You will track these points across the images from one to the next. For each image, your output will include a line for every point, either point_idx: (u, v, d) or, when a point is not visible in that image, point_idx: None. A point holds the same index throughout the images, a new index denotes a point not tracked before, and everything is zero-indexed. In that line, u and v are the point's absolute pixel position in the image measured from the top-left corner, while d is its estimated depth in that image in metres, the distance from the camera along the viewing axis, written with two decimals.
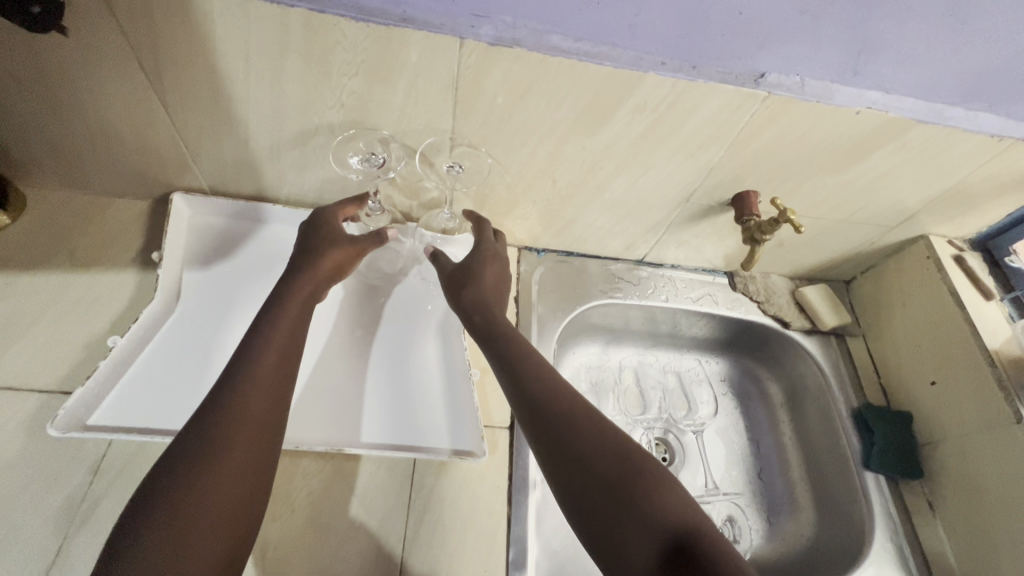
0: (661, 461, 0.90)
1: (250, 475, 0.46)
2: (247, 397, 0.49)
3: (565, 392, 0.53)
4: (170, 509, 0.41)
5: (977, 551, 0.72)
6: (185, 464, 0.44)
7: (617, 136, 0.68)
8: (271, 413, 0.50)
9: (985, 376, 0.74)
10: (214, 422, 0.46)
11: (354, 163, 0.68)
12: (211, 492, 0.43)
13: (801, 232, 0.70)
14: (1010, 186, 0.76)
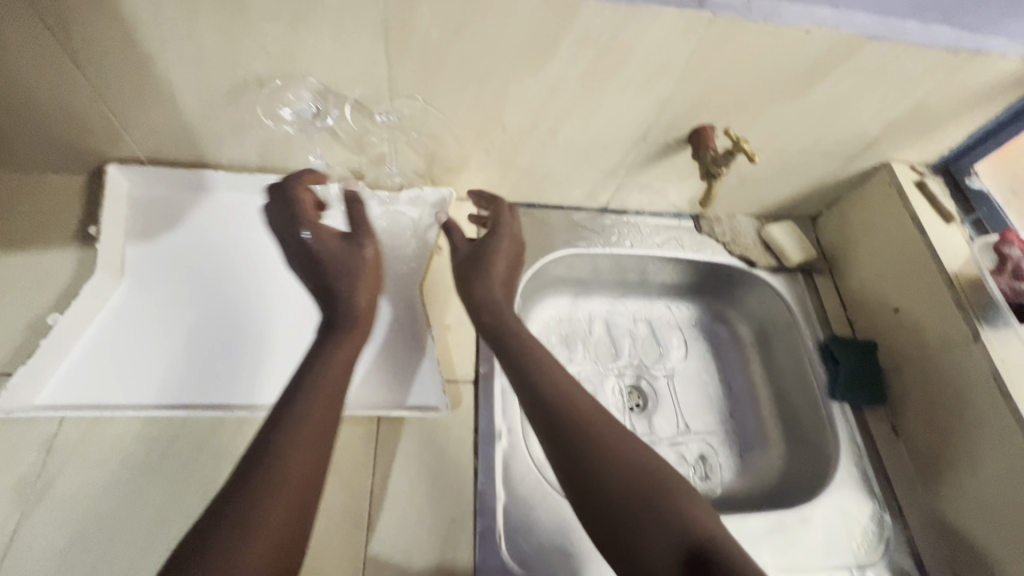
0: (633, 407, 0.91)
1: (288, 543, 0.45)
2: (293, 460, 0.48)
3: (580, 405, 0.55)
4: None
5: (937, 470, 0.74)
6: (228, 527, 0.43)
7: (563, 73, 0.65)
8: (317, 474, 0.49)
9: (945, 298, 0.74)
10: (261, 480, 0.46)
11: (286, 116, 0.69)
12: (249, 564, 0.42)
13: (755, 161, 0.67)
14: (968, 105, 0.74)
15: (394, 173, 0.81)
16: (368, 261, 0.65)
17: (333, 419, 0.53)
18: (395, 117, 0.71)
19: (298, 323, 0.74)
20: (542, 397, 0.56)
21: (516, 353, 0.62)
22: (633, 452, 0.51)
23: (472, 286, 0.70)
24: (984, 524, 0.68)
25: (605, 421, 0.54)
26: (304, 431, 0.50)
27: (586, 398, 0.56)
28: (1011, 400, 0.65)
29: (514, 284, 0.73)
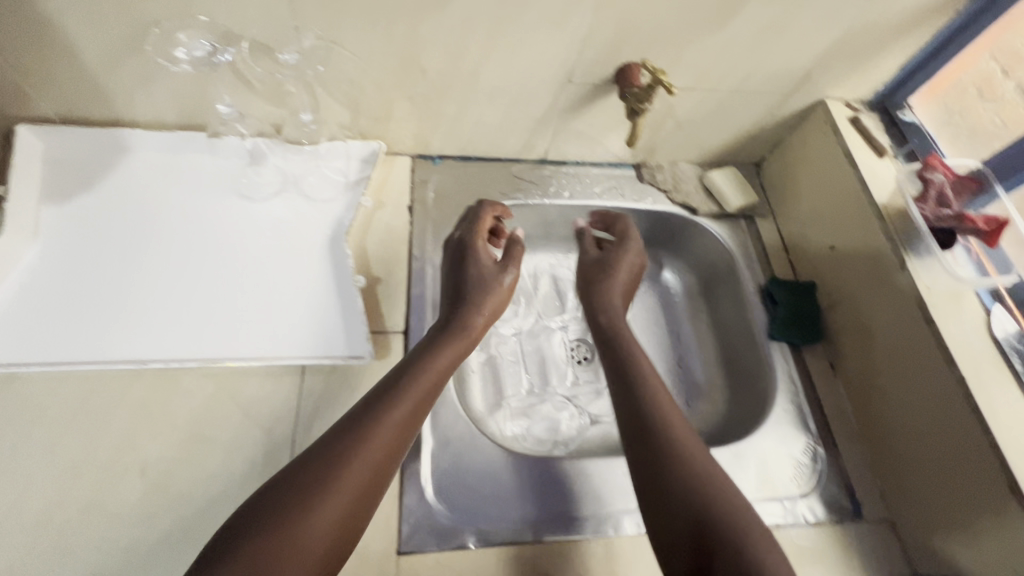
0: (580, 360, 0.91)
1: (352, 518, 0.50)
2: (377, 436, 0.54)
3: (664, 408, 0.62)
4: (270, 533, 0.46)
5: (868, 401, 0.74)
6: (305, 481, 0.49)
7: (473, 6, 0.63)
8: (391, 453, 0.54)
9: (875, 231, 0.73)
10: (345, 445, 0.52)
11: (182, 55, 0.65)
12: (313, 527, 0.47)
13: (672, 94, 0.66)
14: (895, 32, 0.73)
15: (310, 121, 0.77)
16: (504, 288, 0.73)
17: (423, 410, 0.58)
18: (297, 55, 0.67)
19: (219, 277, 0.72)
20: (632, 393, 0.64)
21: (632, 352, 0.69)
22: (700, 458, 0.57)
23: (597, 289, 0.78)
24: (910, 453, 0.68)
25: (680, 426, 0.60)
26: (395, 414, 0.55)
27: (671, 403, 0.63)
28: (934, 327, 0.65)
29: (632, 295, 0.80)
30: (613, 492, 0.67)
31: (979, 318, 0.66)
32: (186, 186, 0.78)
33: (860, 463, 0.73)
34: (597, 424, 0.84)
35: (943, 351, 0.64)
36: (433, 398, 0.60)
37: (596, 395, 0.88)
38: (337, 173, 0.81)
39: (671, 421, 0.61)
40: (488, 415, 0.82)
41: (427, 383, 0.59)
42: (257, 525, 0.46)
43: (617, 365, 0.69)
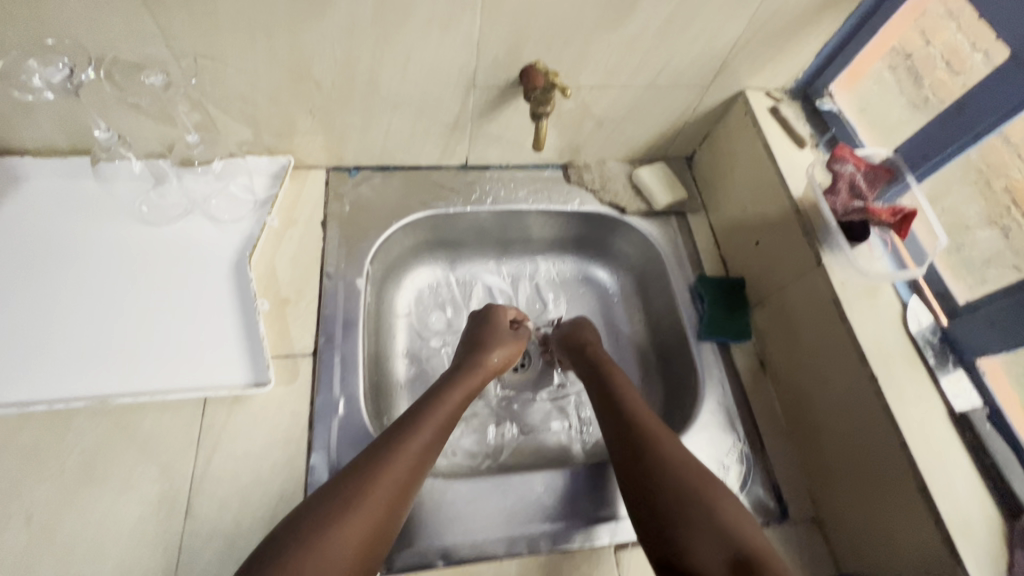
0: (515, 367, 0.89)
1: (375, 543, 0.52)
2: (401, 458, 0.56)
3: (646, 422, 0.65)
4: (298, 555, 0.47)
5: (794, 399, 0.73)
6: (334, 504, 0.51)
7: (353, 15, 0.60)
8: (413, 475, 0.56)
9: (792, 224, 0.72)
10: (367, 469, 0.54)
11: (38, 84, 0.58)
12: (336, 549, 0.49)
13: (568, 96, 0.65)
14: (805, 19, 0.71)
15: (197, 141, 0.74)
16: (517, 335, 0.79)
17: (441, 436, 0.61)
18: (164, 76, 0.63)
19: (115, 308, 0.68)
20: (618, 412, 0.68)
21: (607, 378, 0.73)
22: (682, 467, 0.60)
23: (573, 335, 0.81)
24: (832, 452, 0.66)
25: (666, 439, 0.63)
26: (415, 440, 0.58)
27: (652, 416, 0.66)
28: (847, 323, 0.64)
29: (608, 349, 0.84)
30: (527, 507, 0.66)
31: (895, 312, 0.65)
32: (80, 212, 0.73)
33: (788, 462, 0.72)
34: (529, 433, 0.83)
35: (856, 348, 0.63)
36: (449, 427, 0.63)
37: (529, 403, 0.86)
38: (245, 192, 0.78)
39: (654, 430, 0.64)
40: None
41: (443, 413, 0.63)
42: (287, 546, 0.48)
43: (600, 387, 0.73)
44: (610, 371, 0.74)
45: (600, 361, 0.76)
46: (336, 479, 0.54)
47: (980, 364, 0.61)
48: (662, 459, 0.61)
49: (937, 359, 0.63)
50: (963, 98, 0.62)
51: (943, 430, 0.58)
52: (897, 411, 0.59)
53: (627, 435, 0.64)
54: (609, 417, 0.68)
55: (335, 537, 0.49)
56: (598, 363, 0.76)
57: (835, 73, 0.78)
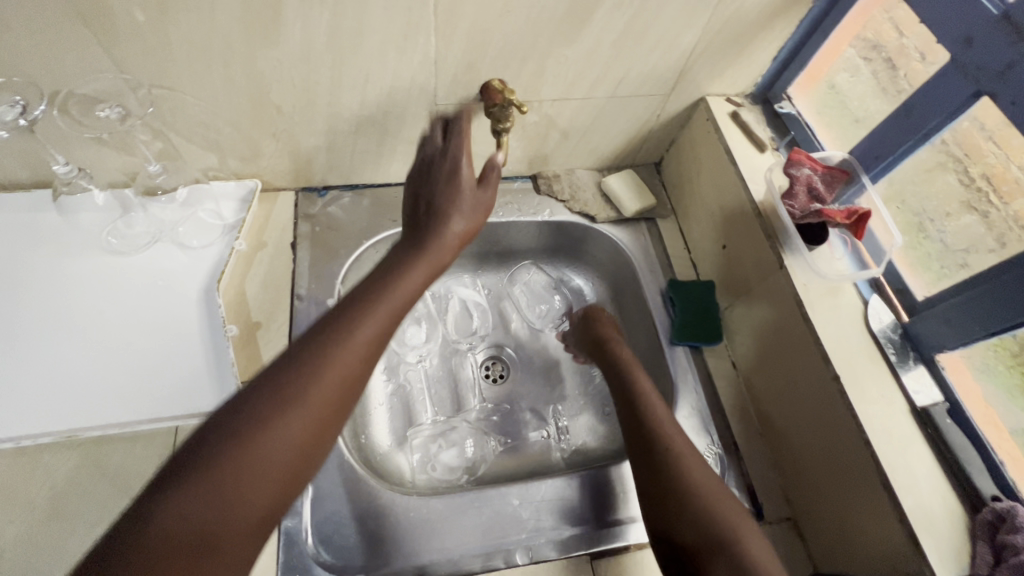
0: (494, 378, 0.89)
1: (323, 436, 0.45)
2: (344, 348, 0.47)
3: (662, 424, 0.63)
4: (228, 458, 0.39)
5: (765, 400, 0.73)
6: (271, 397, 0.43)
7: (307, 41, 0.61)
8: (365, 362, 0.48)
9: (754, 227, 0.73)
10: (311, 357, 0.46)
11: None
12: (277, 448, 0.41)
13: (525, 112, 0.66)
14: (758, 26, 0.72)
15: (159, 170, 0.73)
16: (481, 210, 0.62)
17: (393, 326, 0.52)
18: (120, 109, 0.63)
19: (84, 340, 0.68)
20: (635, 409, 0.66)
21: (625, 375, 0.71)
22: (701, 473, 0.58)
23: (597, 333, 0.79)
24: (802, 451, 0.67)
25: (680, 439, 0.62)
26: (369, 322, 0.49)
27: (668, 417, 0.65)
28: (810, 323, 0.65)
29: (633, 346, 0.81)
30: (506, 523, 0.66)
31: (856, 310, 0.66)
32: (45, 245, 0.73)
33: (762, 463, 0.72)
34: (508, 444, 0.83)
35: (819, 348, 0.64)
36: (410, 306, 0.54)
37: (508, 413, 0.86)
38: (213, 218, 0.78)
39: (669, 431, 0.62)
40: (395, 449, 0.79)
41: (405, 287, 0.53)
42: (213, 448, 0.40)
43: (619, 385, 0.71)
44: (630, 368, 0.71)
45: (619, 357, 0.74)
46: (270, 369, 0.45)
47: (940, 359, 0.62)
48: (680, 464, 0.59)
49: (897, 356, 0.64)
50: (910, 100, 0.63)
51: (905, 426, 0.59)
52: (859, 408, 0.60)
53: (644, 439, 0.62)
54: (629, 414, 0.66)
55: (262, 440, 0.41)
56: (620, 360, 0.73)
57: (792, 77, 0.79)
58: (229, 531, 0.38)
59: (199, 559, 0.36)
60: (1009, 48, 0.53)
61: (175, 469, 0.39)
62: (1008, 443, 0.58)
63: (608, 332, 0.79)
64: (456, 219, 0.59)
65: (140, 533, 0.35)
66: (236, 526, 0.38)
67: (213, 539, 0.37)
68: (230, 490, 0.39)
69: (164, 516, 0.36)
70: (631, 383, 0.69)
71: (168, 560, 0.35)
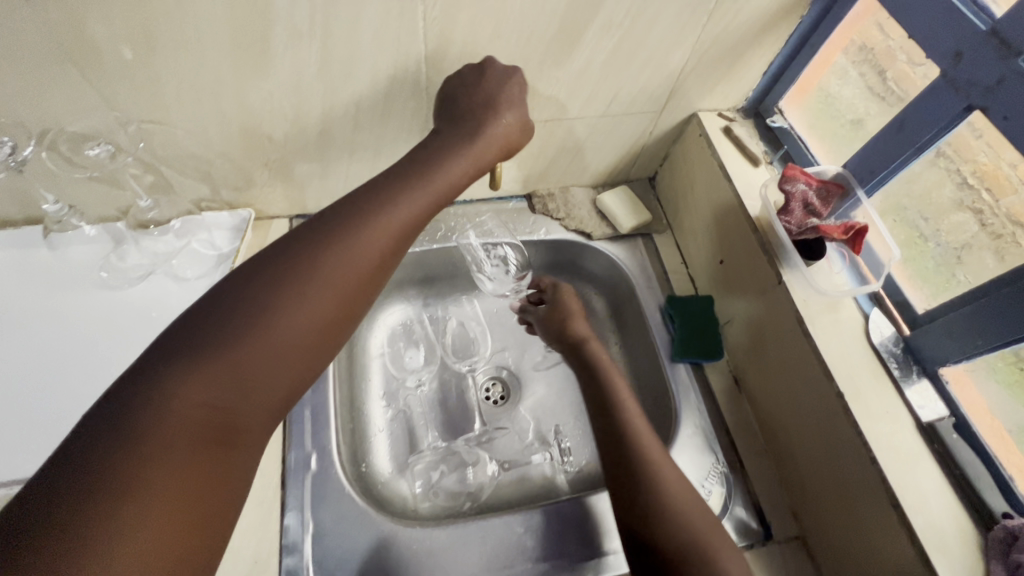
0: (496, 399, 0.88)
1: (333, 327, 0.49)
2: (370, 236, 0.51)
3: (643, 444, 0.61)
4: (247, 334, 0.44)
5: (770, 416, 0.72)
6: (291, 279, 0.47)
7: (296, 72, 0.61)
8: (381, 261, 0.52)
9: (751, 242, 0.72)
10: (329, 245, 0.49)
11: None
12: (288, 328, 0.46)
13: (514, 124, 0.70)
14: (746, 43, 0.72)
15: (151, 205, 0.73)
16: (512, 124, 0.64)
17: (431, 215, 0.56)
18: (110, 146, 0.63)
19: (77, 378, 0.67)
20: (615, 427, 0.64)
21: (605, 387, 0.68)
22: (684, 503, 0.57)
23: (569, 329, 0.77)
24: (809, 469, 0.66)
25: (662, 462, 0.60)
26: (389, 220, 0.52)
27: (651, 438, 0.63)
28: (810, 339, 0.65)
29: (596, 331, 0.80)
30: (513, 553, 0.65)
31: (857, 325, 0.66)
32: (36, 281, 0.72)
33: (769, 481, 0.71)
34: (511, 467, 0.82)
35: (822, 365, 0.63)
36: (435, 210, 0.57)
37: (510, 436, 0.85)
38: (207, 248, 0.77)
39: (652, 453, 0.60)
40: (397, 476, 0.78)
41: (433, 188, 0.55)
42: (230, 325, 0.44)
43: (595, 394, 0.69)
44: (607, 380, 0.69)
45: (595, 362, 0.72)
46: (284, 252, 0.49)
47: (943, 373, 0.62)
48: (648, 461, 0.60)
49: (900, 370, 0.63)
50: (901, 116, 0.63)
51: (912, 442, 0.59)
52: (864, 425, 0.59)
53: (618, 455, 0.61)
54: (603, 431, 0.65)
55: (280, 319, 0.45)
56: (597, 369, 0.71)
57: (783, 91, 0.79)
58: (239, 407, 0.43)
59: (215, 425, 0.41)
60: (998, 63, 0.53)
61: (196, 333, 0.43)
62: (1016, 456, 0.58)
63: (585, 335, 0.75)
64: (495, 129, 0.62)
65: (157, 397, 0.39)
66: (247, 402, 0.43)
67: (230, 409, 0.42)
68: (246, 358, 0.43)
69: (182, 380, 0.40)
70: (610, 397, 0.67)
71: (186, 430, 0.39)
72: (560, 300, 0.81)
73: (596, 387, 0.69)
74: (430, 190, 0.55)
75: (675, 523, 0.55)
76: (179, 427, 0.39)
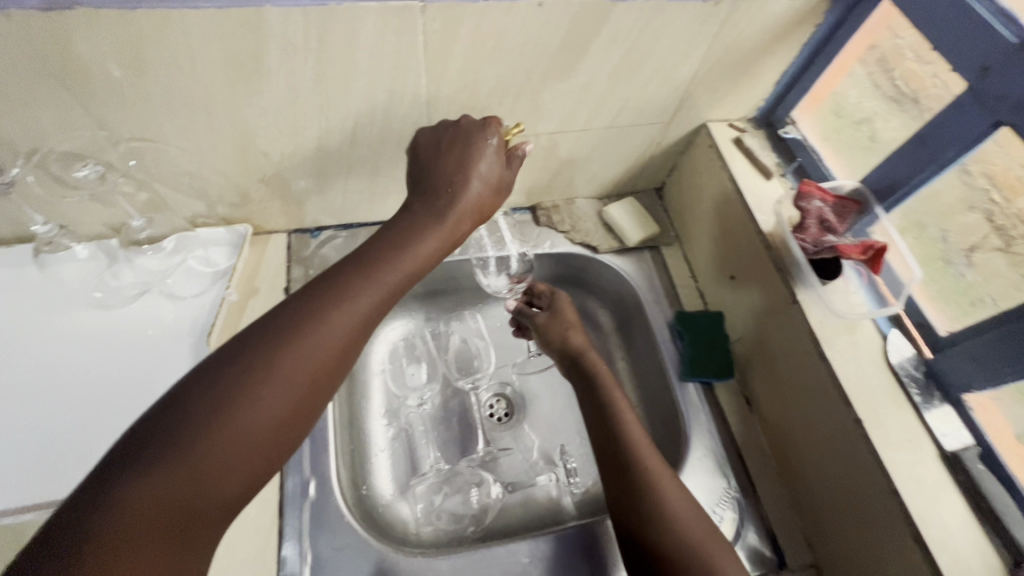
0: (499, 417, 0.86)
1: (297, 417, 0.46)
2: (336, 320, 0.49)
3: (643, 458, 0.60)
4: (207, 428, 0.41)
5: (784, 439, 0.70)
6: (251, 372, 0.44)
7: (293, 88, 0.59)
8: (348, 342, 0.49)
9: (765, 260, 0.70)
10: (294, 330, 0.47)
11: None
12: (249, 420, 0.43)
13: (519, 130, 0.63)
14: (759, 53, 0.70)
15: (144, 224, 0.71)
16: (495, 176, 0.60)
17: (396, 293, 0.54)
18: (101, 167, 0.61)
19: (69, 403, 0.65)
20: (614, 441, 0.62)
21: (603, 399, 0.66)
22: (688, 520, 0.55)
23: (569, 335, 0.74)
24: (826, 496, 0.64)
25: (663, 477, 0.58)
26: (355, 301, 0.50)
27: (651, 451, 0.61)
28: (827, 362, 0.62)
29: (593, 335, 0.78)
30: None
31: (875, 347, 0.63)
32: (28, 302, 0.70)
33: (783, 506, 0.69)
34: (515, 488, 0.80)
35: (839, 390, 0.61)
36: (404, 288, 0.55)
37: (514, 455, 0.83)
38: (203, 265, 0.75)
39: (653, 468, 0.59)
40: (398, 498, 0.76)
41: (403, 265, 0.54)
42: (188, 419, 0.41)
43: (594, 405, 0.67)
44: (605, 392, 0.67)
45: (593, 371, 0.70)
46: (246, 342, 0.46)
47: (966, 399, 0.59)
48: (649, 470, 0.59)
49: (921, 396, 0.61)
50: (923, 130, 0.61)
51: (935, 472, 0.56)
52: (885, 455, 0.57)
53: (620, 464, 0.60)
54: (602, 445, 0.63)
55: (243, 413, 0.43)
56: (596, 380, 0.69)
57: (796, 100, 0.77)
58: (197, 508, 0.39)
59: (176, 527, 0.38)
60: None
61: (154, 435, 0.40)
62: None
63: (582, 344, 0.73)
64: (473, 187, 0.59)
65: (112, 500, 0.36)
66: (206, 500, 0.40)
67: (187, 512, 0.39)
68: (206, 456, 0.40)
69: (134, 485, 0.37)
70: (608, 408, 0.65)
71: (144, 536, 0.36)
72: (559, 309, 0.77)
73: (594, 399, 0.67)
74: (400, 267, 0.53)
75: (679, 540, 0.54)
76: (138, 534, 0.36)
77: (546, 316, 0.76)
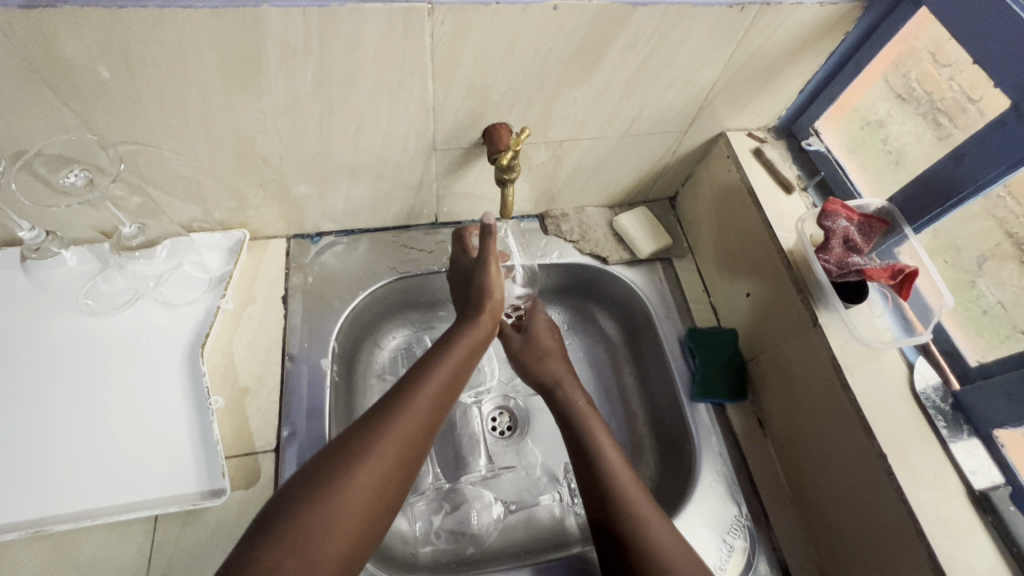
0: (502, 431, 0.83)
1: (378, 504, 0.51)
2: (402, 427, 0.54)
3: (631, 504, 0.56)
4: (303, 521, 0.47)
5: (799, 466, 0.67)
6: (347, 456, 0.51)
7: (292, 93, 0.56)
8: (413, 446, 0.54)
9: (784, 281, 0.67)
10: (377, 427, 0.54)
11: None
12: (355, 490, 0.50)
13: (527, 135, 0.61)
14: (784, 60, 0.66)
15: (136, 232, 0.68)
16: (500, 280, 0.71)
17: (445, 396, 0.60)
18: (87, 173, 0.58)
19: (56, 415, 0.63)
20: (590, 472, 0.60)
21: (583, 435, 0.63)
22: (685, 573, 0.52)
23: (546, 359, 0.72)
24: (844, 529, 0.61)
25: (657, 524, 0.55)
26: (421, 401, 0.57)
27: (641, 494, 0.58)
28: (850, 391, 0.59)
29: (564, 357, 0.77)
30: None
31: (900, 376, 0.61)
32: (15, 307, 0.67)
33: (796, 536, 0.66)
34: (517, 508, 0.77)
35: (862, 421, 0.58)
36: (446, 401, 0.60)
37: (516, 472, 0.80)
38: (198, 271, 0.72)
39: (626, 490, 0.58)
40: (396, 514, 0.74)
41: (462, 348, 0.63)
42: (282, 523, 0.47)
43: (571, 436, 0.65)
44: (587, 430, 0.64)
45: (571, 404, 0.67)
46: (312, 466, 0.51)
47: (998, 435, 0.58)
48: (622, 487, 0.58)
49: (949, 428, 0.59)
50: (961, 149, 0.58)
51: (961, 512, 0.54)
52: (910, 492, 0.54)
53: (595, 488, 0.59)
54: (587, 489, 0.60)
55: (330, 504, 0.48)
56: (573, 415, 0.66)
57: (820, 111, 0.73)
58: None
59: None
60: None
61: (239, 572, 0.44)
62: None
63: (560, 372, 0.71)
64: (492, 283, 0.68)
65: None
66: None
67: None
68: (304, 543, 0.46)
69: None
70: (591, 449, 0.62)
71: None
72: (535, 336, 0.75)
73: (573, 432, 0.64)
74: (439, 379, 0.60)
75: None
76: None
77: (522, 340, 0.75)
